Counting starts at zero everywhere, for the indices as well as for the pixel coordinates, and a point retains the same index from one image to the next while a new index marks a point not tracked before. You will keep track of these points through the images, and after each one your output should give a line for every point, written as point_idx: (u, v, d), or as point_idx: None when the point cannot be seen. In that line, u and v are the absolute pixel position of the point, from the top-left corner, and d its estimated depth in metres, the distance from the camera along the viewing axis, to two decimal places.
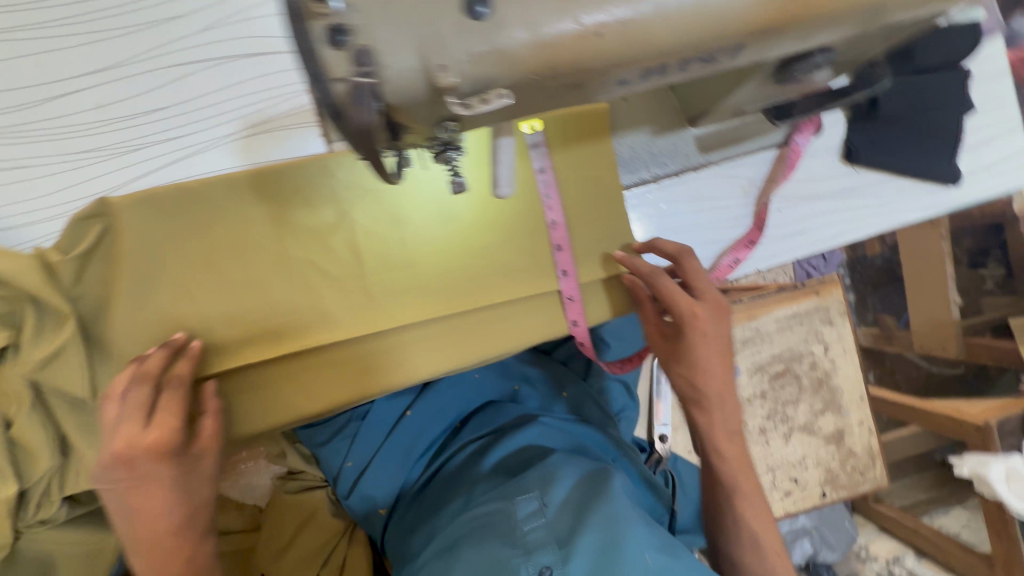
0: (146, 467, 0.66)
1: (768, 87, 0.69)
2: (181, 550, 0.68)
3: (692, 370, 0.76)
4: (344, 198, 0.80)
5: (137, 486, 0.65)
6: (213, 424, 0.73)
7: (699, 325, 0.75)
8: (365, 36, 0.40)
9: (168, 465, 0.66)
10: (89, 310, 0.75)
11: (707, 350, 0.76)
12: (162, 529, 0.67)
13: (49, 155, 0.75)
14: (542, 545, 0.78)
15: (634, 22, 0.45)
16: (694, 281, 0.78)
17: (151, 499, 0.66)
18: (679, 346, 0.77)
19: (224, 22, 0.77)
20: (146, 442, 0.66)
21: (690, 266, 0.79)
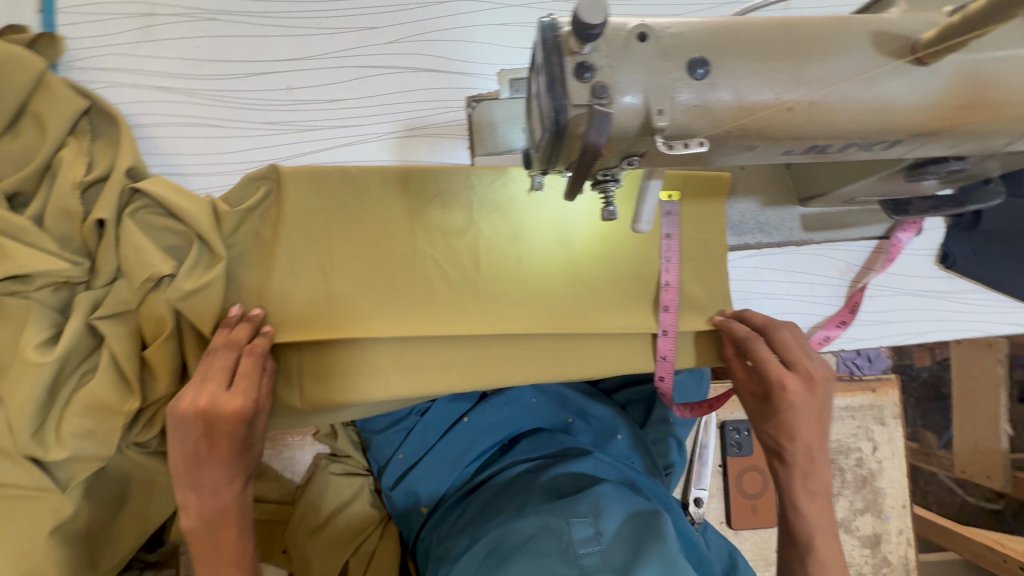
0: (215, 426, 0.70)
1: (887, 183, 0.75)
2: (223, 504, 0.72)
3: (772, 433, 0.80)
4: (477, 208, 0.88)
5: (202, 440, 0.70)
6: (270, 384, 0.79)
7: (789, 397, 0.78)
8: (605, 75, 0.48)
9: (232, 430, 0.70)
10: (237, 258, 0.83)
11: (795, 421, 0.78)
12: (213, 480, 0.71)
13: (242, 120, 0.87)
14: (599, 569, 0.78)
15: (820, 105, 0.52)
16: (786, 352, 0.81)
17: (214, 454, 0.70)
18: (767, 410, 0.81)
19: (411, 39, 0.90)
20: (222, 404, 0.70)
21: (782, 338, 0.82)
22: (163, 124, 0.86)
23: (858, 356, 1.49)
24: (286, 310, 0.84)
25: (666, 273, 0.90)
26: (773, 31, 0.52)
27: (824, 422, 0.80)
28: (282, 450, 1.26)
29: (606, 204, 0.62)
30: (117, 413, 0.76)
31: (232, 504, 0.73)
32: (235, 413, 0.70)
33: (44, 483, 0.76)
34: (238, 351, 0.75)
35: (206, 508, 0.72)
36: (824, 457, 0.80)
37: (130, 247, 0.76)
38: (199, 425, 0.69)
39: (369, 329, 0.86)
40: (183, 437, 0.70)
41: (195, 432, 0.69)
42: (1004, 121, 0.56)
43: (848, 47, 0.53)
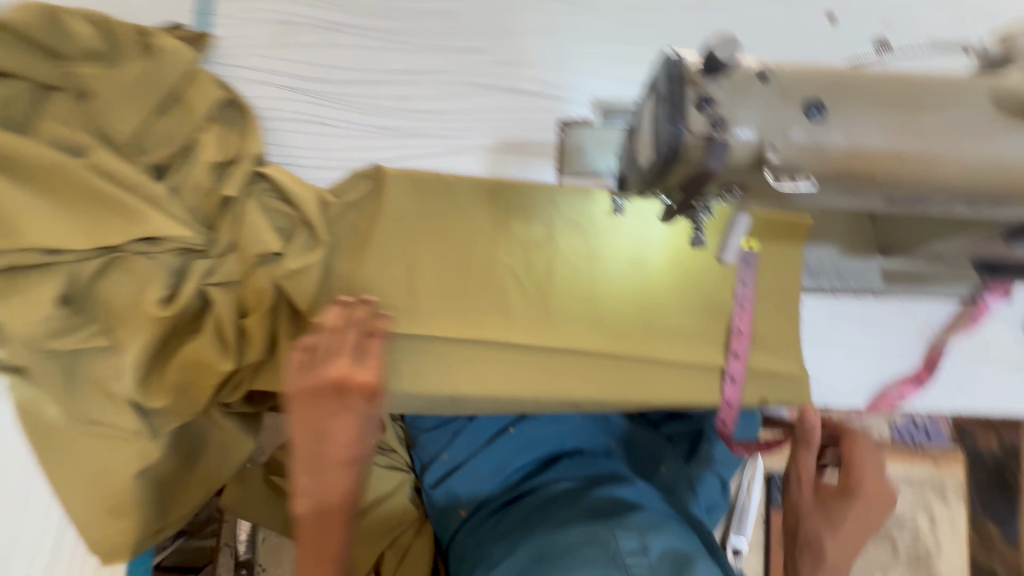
0: (346, 401, 0.73)
1: (982, 246, 0.75)
2: (336, 489, 0.74)
3: (825, 534, 0.83)
4: (558, 225, 0.93)
5: (330, 417, 0.73)
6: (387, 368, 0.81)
7: (865, 504, 0.84)
8: (724, 109, 0.52)
9: (361, 407, 0.74)
10: (335, 246, 0.90)
11: (850, 527, 0.84)
12: (335, 457, 0.73)
13: (354, 122, 0.96)
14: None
15: (932, 155, 0.54)
16: (861, 466, 0.85)
17: (342, 429, 0.73)
18: (831, 510, 0.84)
19: (515, 63, 0.97)
20: (355, 378, 0.73)
21: (860, 450, 0.86)
22: (286, 119, 0.95)
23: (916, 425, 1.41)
24: (372, 299, 0.89)
25: (739, 320, 0.92)
26: (890, 84, 0.55)
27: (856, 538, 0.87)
28: None
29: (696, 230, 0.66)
30: (212, 373, 0.83)
31: (343, 491, 0.75)
32: (365, 389, 0.74)
33: (141, 429, 0.83)
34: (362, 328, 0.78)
35: (320, 489, 0.74)
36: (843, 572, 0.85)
37: (247, 224, 0.84)
38: (329, 401, 0.73)
39: (444, 325, 0.90)
40: (314, 409, 0.73)
41: (325, 407, 0.72)
42: None
43: (962, 105, 0.54)
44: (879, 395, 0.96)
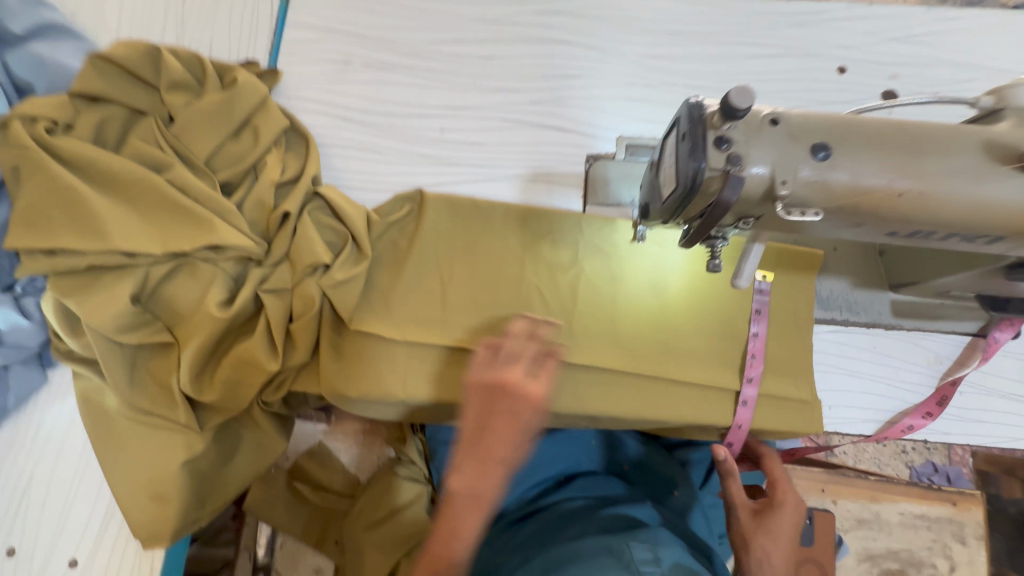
0: (512, 402, 0.72)
1: (986, 279, 0.80)
2: (482, 490, 0.70)
3: (770, 548, 0.89)
4: (582, 250, 1.00)
5: (498, 417, 0.72)
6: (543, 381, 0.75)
7: (783, 507, 0.94)
8: (740, 148, 0.59)
9: (527, 413, 0.72)
10: (377, 260, 0.99)
11: (780, 533, 0.91)
12: (490, 456, 0.71)
13: (399, 150, 1.05)
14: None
15: (930, 194, 0.59)
16: (779, 479, 0.97)
17: (500, 429, 0.71)
18: (763, 520, 0.92)
19: (549, 103, 1.06)
20: (526, 384, 0.73)
21: (774, 467, 0.99)
22: (340, 145, 1.05)
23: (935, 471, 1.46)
24: (408, 310, 0.96)
25: (752, 347, 0.96)
26: (891, 129, 0.61)
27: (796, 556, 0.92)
28: (354, 446, 1.42)
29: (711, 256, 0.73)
30: (259, 371, 0.90)
31: (490, 492, 0.71)
32: (533, 398, 0.73)
33: (191, 420, 0.90)
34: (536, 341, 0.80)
35: (468, 485, 0.70)
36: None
37: (301, 237, 0.92)
38: (498, 401, 0.72)
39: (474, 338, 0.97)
40: (481, 403, 0.72)
41: (496, 406, 0.72)
42: None
43: (957, 149, 0.60)
44: (886, 424, 0.98)
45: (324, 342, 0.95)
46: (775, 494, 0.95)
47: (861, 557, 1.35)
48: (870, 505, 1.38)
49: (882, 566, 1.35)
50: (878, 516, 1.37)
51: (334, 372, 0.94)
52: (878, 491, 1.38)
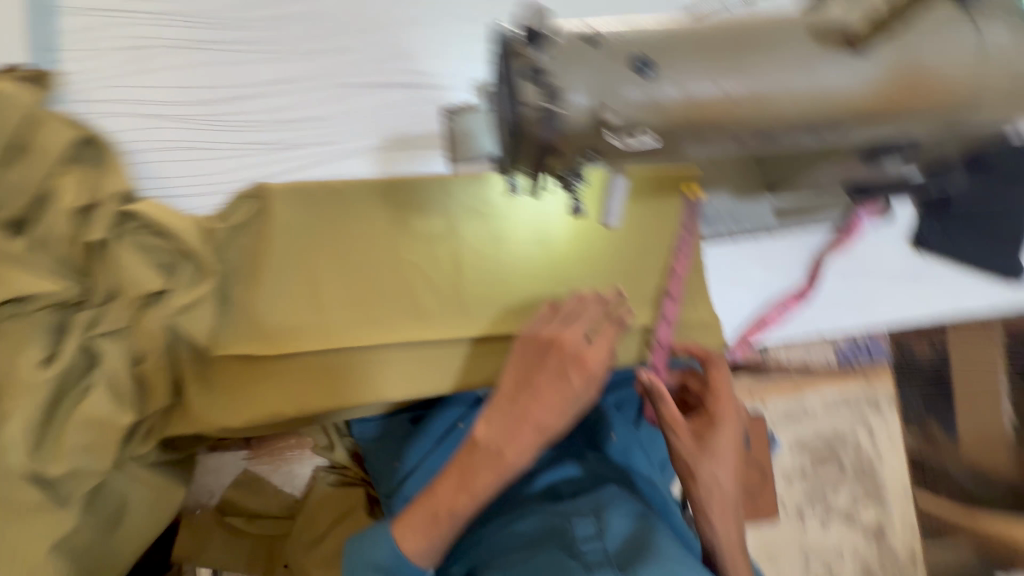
0: (563, 366, 0.80)
1: (849, 169, 0.78)
2: (510, 447, 0.79)
3: (718, 473, 0.83)
4: (458, 216, 0.92)
5: (545, 375, 0.80)
6: (602, 358, 0.81)
7: (722, 419, 0.86)
8: (556, 78, 0.52)
9: (573, 379, 0.80)
10: (227, 274, 0.87)
11: (722, 448, 0.84)
12: (531, 413, 0.79)
13: (229, 142, 0.91)
14: (603, 562, 0.80)
15: (762, 94, 0.55)
16: (722, 392, 0.87)
17: (546, 388, 0.80)
18: (704, 440, 0.84)
19: (391, 59, 0.94)
20: (582, 352, 0.80)
21: (717, 377, 0.87)
22: (156, 148, 0.89)
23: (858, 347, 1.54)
24: (277, 320, 0.87)
25: (681, 267, 0.94)
26: (715, 32, 0.56)
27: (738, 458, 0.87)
28: (282, 465, 1.34)
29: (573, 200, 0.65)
30: (112, 427, 0.79)
31: (517, 453, 0.79)
32: (587, 368, 0.80)
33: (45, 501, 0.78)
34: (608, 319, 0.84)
35: (499, 436, 0.79)
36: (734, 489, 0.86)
37: (124, 268, 0.80)
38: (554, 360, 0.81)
39: (359, 336, 0.88)
40: (530, 358, 0.82)
41: (544, 365, 0.81)
42: (953, 96, 0.58)
43: (784, 40, 0.56)
44: (762, 312, 1.03)
45: (186, 375, 0.86)
46: (719, 411, 0.86)
47: (793, 448, 1.43)
48: (796, 398, 1.44)
49: (813, 450, 1.44)
50: (804, 407, 1.44)
51: (209, 404, 0.86)
52: (802, 383, 1.44)
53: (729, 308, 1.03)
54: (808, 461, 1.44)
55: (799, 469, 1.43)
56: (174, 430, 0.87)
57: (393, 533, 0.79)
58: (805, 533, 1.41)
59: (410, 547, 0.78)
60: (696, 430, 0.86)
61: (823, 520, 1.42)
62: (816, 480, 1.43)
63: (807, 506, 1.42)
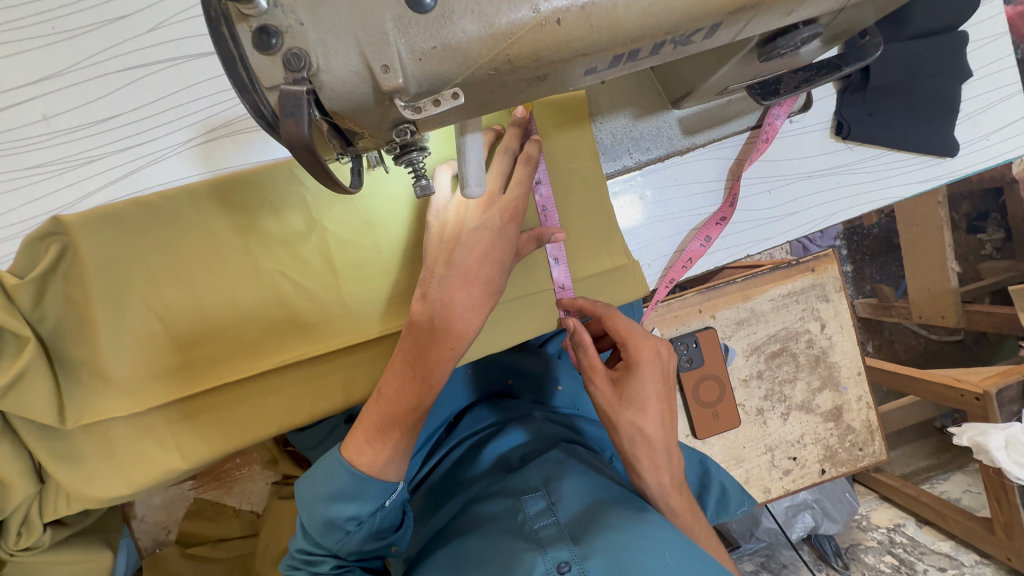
0: (489, 217, 0.69)
1: (751, 65, 0.64)
2: (457, 313, 0.68)
3: (641, 423, 0.71)
4: (314, 205, 0.77)
5: (473, 232, 0.69)
6: (521, 195, 0.71)
7: (641, 362, 0.73)
8: (297, 39, 0.37)
9: (503, 226, 0.70)
10: (54, 334, 0.74)
11: (645, 396, 0.72)
12: (468, 274, 0.68)
13: (3, 172, 0.73)
14: (557, 537, 0.66)
15: (597, 7, 0.41)
16: (630, 333, 0.75)
17: (477, 244, 0.69)
18: (624, 388, 0.73)
19: (172, 21, 0.73)
20: (500, 196, 0.70)
21: (619, 316, 0.76)
22: None
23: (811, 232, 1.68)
24: (133, 371, 0.75)
25: (540, 199, 0.82)
26: None
27: (670, 405, 0.75)
28: (233, 486, 1.29)
29: (416, 176, 0.50)
30: None
31: (465, 319, 0.68)
32: (514, 214, 0.71)
33: None
34: (515, 153, 0.72)
35: (442, 306, 0.68)
36: (670, 445, 0.73)
37: None
38: (478, 213, 0.69)
39: (235, 366, 0.78)
40: (454, 221, 0.71)
41: (469, 225, 0.69)
42: None
43: None
44: (685, 249, 0.91)
45: (42, 458, 0.75)
46: (630, 354, 0.74)
47: (747, 353, 1.40)
48: (744, 304, 1.39)
49: (766, 351, 1.42)
50: (753, 311, 1.39)
51: (85, 479, 0.76)
52: (748, 288, 1.39)
53: (643, 247, 0.91)
54: (762, 362, 1.42)
55: (755, 373, 1.41)
56: (52, 514, 0.77)
57: (343, 454, 0.65)
58: (766, 430, 1.43)
59: (365, 461, 0.64)
60: (614, 376, 0.75)
61: (783, 415, 1.43)
62: (772, 379, 1.42)
63: (766, 405, 1.43)
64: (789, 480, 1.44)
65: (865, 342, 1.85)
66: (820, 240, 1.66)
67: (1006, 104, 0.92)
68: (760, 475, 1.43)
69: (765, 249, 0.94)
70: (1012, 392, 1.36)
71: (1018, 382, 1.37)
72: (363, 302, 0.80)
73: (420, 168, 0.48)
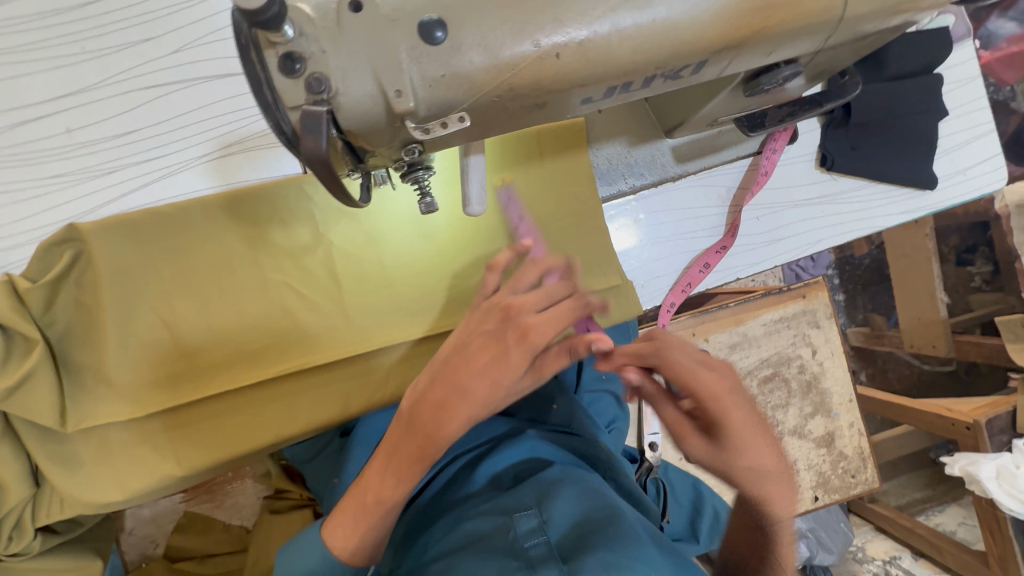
0: (503, 330, 0.60)
1: (737, 100, 0.69)
2: (429, 415, 0.58)
3: (757, 466, 0.52)
4: (321, 220, 0.81)
5: (479, 341, 0.59)
6: (546, 323, 0.60)
7: (725, 401, 0.52)
8: (318, 64, 0.40)
9: (511, 342, 0.58)
10: (61, 337, 0.76)
11: (744, 440, 0.52)
12: (455, 384, 0.58)
13: (25, 180, 0.76)
14: (547, 557, 0.67)
15: (593, 43, 0.45)
16: (694, 372, 0.54)
17: (476, 356, 0.59)
18: (723, 443, 0.52)
19: (196, 43, 0.78)
20: (525, 316, 0.60)
21: (674, 358, 0.56)
22: None
23: (803, 261, 1.72)
24: (137, 376, 0.77)
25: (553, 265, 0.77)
26: None
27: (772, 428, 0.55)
28: (225, 499, 1.28)
29: (421, 194, 0.53)
30: None
31: (440, 427, 0.58)
32: (528, 336, 0.59)
33: None
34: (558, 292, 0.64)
35: (421, 408, 0.59)
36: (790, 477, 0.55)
37: None
38: (494, 325, 0.61)
39: (236, 375, 0.79)
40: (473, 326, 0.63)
41: (483, 332, 0.60)
42: (806, 17, 0.51)
43: None
44: (683, 274, 0.94)
45: (41, 462, 0.75)
46: (709, 401, 0.53)
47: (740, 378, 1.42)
48: (737, 328, 1.41)
49: (759, 376, 1.44)
50: (745, 336, 1.41)
51: (80, 483, 0.77)
52: (741, 313, 1.42)
53: (639, 268, 0.94)
54: (755, 386, 1.44)
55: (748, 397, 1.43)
56: (46, 518, 0.77)
57: (321, 533, 0.63)
58: None
59: (336, 540, 0.61)
60: (702, 428, 0.55)
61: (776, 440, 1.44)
62: (765, 403, 1.44)
63: None
64: None
65: (858, 370, 1.87)
66: (811, 268, 1.70)
67: (982, 142, 0.97)
68: None
69: (755, 273, 0.97)
70: (1000, 422, 1.37)
71: (1006, 412, 1.38)
72: (366, 315, 0.83)
73: (425, 186, 0.52)
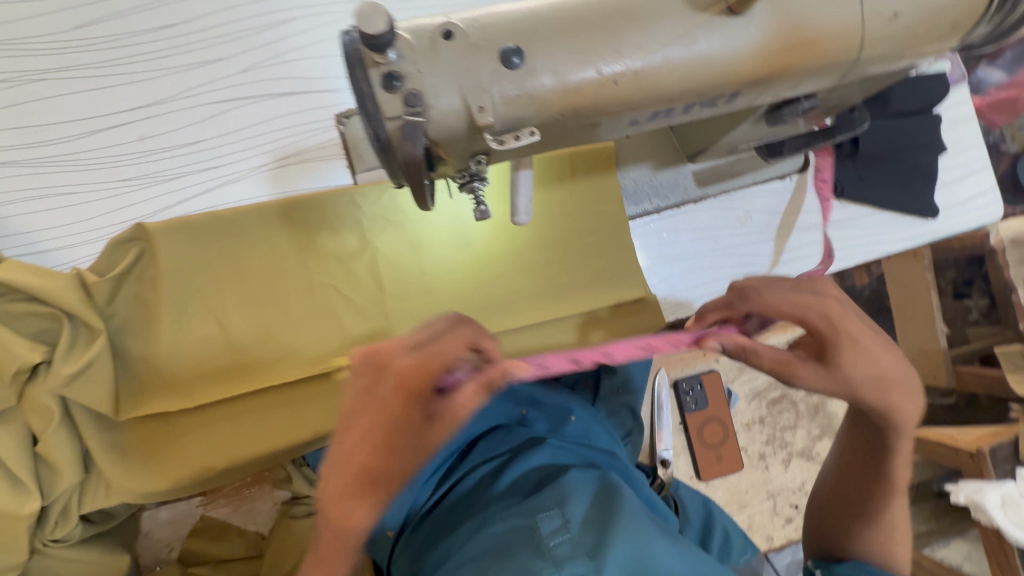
0: (376, 391, 0.49)
1: (759, 129, 0.76)
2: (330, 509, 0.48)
3: (875, 365, 0.62)
4: (368, 228, 0.86)
5: (359, 408, 0.49)
6: (416, 365, 0.47)
7: (839, 322, 0.62)
8: (415, 82, 0.47)
9: (388, 402, 0.47)
10: (119, 328, 0.80)
11: (861, 350, 0.62)
12: (344, 464, 0.48)
13: (98, 182, 0.82)
14: (573, 555, 0.69)
15: (646, 73, 0.51)
16: (793, 304, 0.62)
17: (354, 427, 0.49)
18: (841, 360, 0.61)
19: (265, 64, 0.85)
20: (395, 364, 0.48)
21: (766, 299, 0.63)
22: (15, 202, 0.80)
23: None
24: (188, 369, 0.81)
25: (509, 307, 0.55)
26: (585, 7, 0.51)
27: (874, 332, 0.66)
28: (242, 504, 1.29)
29: (476, 203, 0.58)
30: (18, 517, 0.73)
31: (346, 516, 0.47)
32: (407, 388, 0.47)
33: None
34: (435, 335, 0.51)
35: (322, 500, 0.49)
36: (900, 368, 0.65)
37: None
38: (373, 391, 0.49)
39: (280, 371, 0.83)
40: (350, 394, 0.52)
41: (359, 398, 0.49)
42: (827, 57, 0.57)
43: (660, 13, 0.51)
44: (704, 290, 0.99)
45: (92, 448, 0.78)
46: (824, 325, 0.62)
47: (750, 398, 1.46)
48: None
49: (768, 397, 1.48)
50: None
51: (125, 471, 0.79)
52: None
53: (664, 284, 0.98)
54: (764, 407, 1.48)
55: (758, 418, 1.47)
56: (90, 505, 0.80)
57: None
58: (769, 476, 1.46)
59: None
60: (814, 352, 0.63)
61: (784, 462, 1.47)
62: (774, 424, 1.48)
63: (768, 450, 1.47)
64: (793, 529, 1.44)
65: None
66: None
67: (978, 177, 1.05)
68: (763, 522, 1.44)
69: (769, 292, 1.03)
70: (1004, 450, 1.40)
71: (1008, 440, 1.42)
72: (405, 319, 0.88)
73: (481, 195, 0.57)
